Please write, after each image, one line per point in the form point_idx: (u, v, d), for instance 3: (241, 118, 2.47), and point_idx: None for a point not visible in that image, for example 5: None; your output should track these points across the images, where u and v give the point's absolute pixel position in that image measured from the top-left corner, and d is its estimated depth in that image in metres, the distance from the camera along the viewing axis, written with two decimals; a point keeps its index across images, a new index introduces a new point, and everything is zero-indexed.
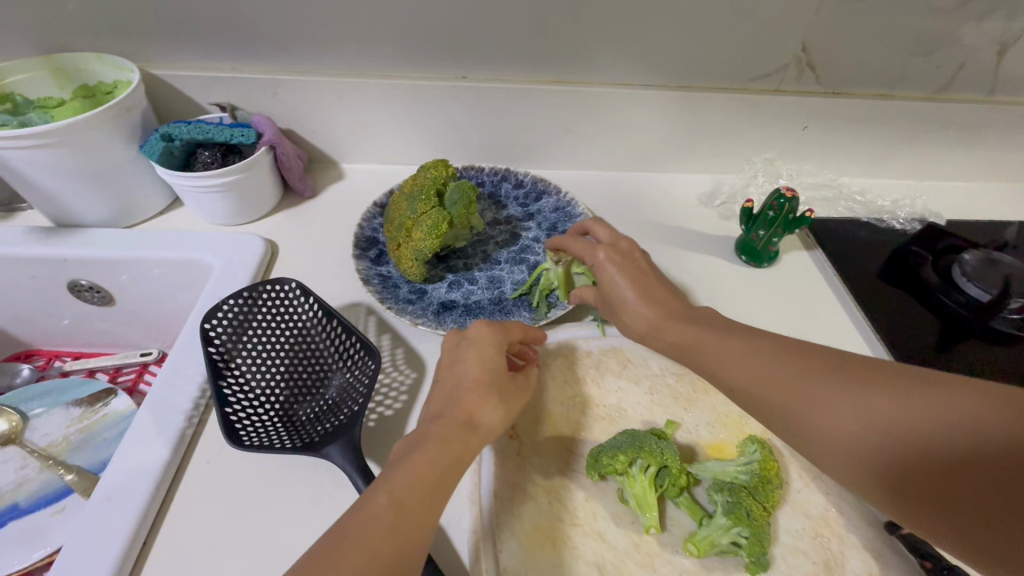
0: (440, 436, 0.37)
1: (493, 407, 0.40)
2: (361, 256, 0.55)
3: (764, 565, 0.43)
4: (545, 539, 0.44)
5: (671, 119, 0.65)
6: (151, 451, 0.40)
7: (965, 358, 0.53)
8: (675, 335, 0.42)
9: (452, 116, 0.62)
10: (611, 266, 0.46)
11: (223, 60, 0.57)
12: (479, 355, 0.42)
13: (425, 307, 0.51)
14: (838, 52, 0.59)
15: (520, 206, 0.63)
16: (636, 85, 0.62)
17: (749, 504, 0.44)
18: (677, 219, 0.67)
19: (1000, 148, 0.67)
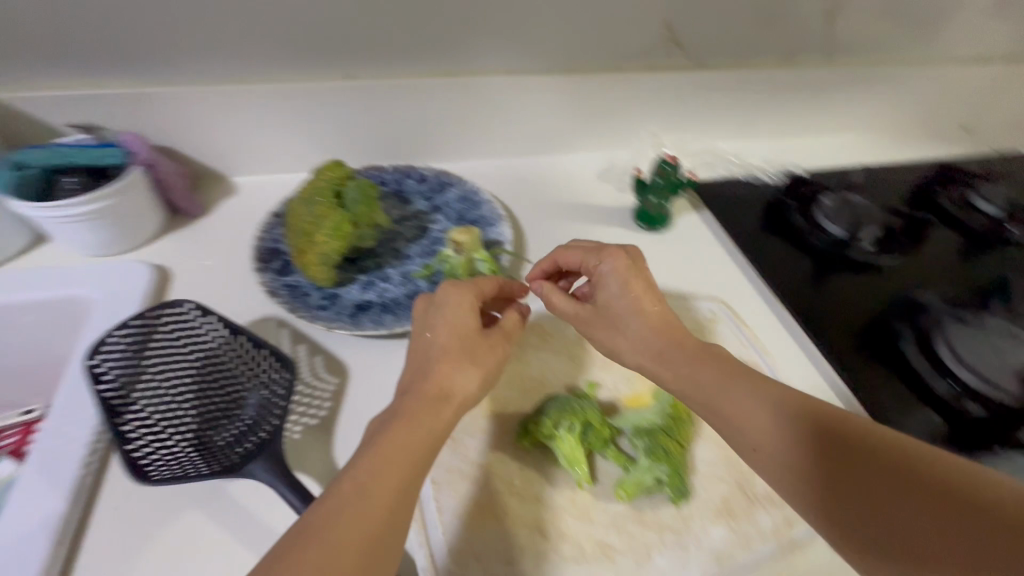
0: (413, 419, 0.35)
1: (465, 375, 0.39)
2: (263, 268, 0.52)
3: (685, 495, 0.39)
4: (485, 514, 0.39)
5: (555, 100, 0.68)
6: (45, 505, 0.37)
7: (834, 289, 0.59)
8: (657, 348, 0.40)
9: (339, 117, 0.63)
10: (614, 278, 0.43)
11: (84, 80, 0.56)
12: (448, 321, 0.40)
13: (340, 311, 0.50)
14: (697, 28, 0.67)
15: (426, 200, 0.63)
16: (520, 71, 0.65)
17: (666, 442, 0.40)
18: (574, 196, 0.69)
19: (835, 108, 0.80)
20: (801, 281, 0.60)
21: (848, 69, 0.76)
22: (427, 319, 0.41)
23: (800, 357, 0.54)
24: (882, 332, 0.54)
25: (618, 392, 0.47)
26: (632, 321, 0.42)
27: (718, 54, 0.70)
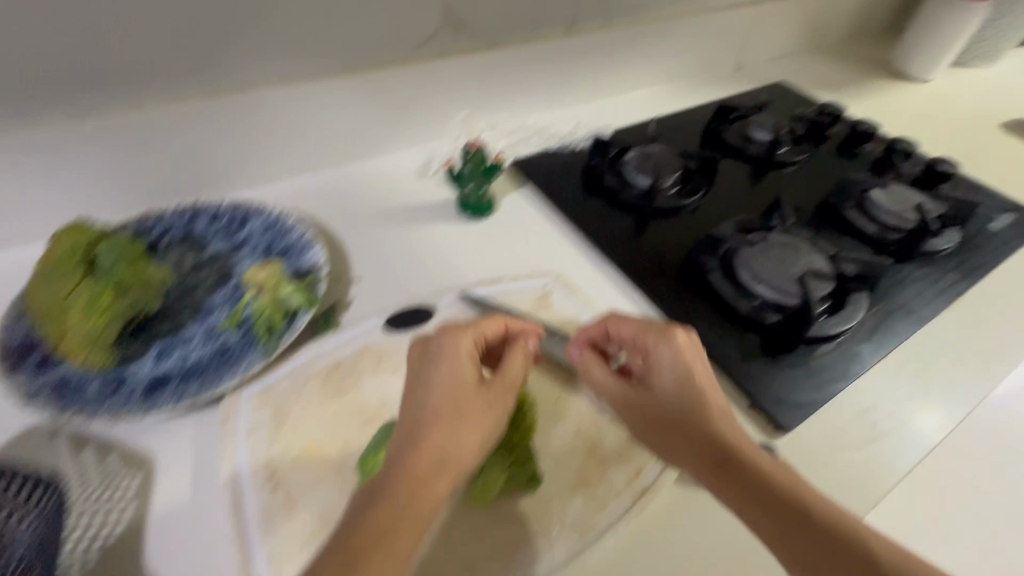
0: (397, 480, 0.34)
1: (463, 442, 0.37)
2: (13, 370, 0.42)
3: (536, 480, 0.39)
4: None
5: (352, 102, 0.64)
6: None
7: (652, 239, 0.63)
8: (680, 412, 0.40)
9: (93, 164, 0.54)
10: (673, 356, 0.42)
11: None
12: (445, 376, 0.39)
13: (129, 395, 0.42)
14: (478, 9, 0.67)
15: (226, 238, 0.55)
16: (303, 78, 0.61)
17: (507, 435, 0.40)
18: (397, 197, 0.66)
19: (626, 68, 0.86)
20: (623, 239, 0.63)
21: (629, 29, 0.82)
22: (432, 370, 0.40)
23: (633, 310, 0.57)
24: (695, 269, 0.59)
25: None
26: (668, 392, 0.41)
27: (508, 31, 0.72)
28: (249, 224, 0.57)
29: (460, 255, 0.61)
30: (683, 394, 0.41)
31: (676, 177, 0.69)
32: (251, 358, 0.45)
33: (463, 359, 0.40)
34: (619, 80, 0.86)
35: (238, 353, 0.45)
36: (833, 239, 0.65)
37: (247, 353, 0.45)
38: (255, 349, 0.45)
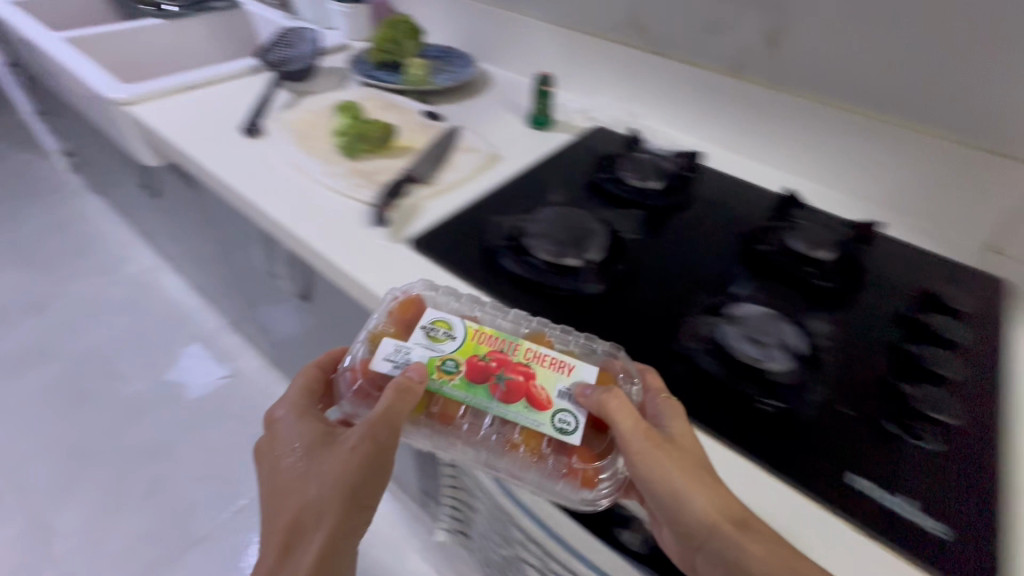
0: (294, 488, 0.50)
1: (316, 496, 0.49)
2: (357, 59, 1.05)
3: (349, 147, 0.76)
4: (306, 131, 0.83)
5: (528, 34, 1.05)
6: (240, 63, 1.01)
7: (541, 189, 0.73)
8: (704, 462, 0.43)
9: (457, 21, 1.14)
10: (667, 408, 0.46)
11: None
12: (299, 428, 0.52)
13: (367, 74, 1.02)
14: (667, 24, 0.86)
15: (453, 66, 1.05)
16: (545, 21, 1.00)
17: (358, 137, 0.77)
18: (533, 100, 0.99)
19: (821, 146, 0.78)
20: (556, 176, 0.77)
21: (837, 112, 0.75)
22: (302, 429, 0.52)
23: (456, 199, 0.72)
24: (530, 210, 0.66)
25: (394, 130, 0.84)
26: (684, 436, 0.44)
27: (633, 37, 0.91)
28: (463, 66, 1.06)
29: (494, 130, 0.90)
30: (693, 442, 0.44)
31: (649, 182, 0.73)
32: (393, 81, 0.98)
33: (303, 433, 0.52)
34: (786, 137, 0.80)
35: (392, 78, 0.99)
36: (657, 281, 0.60)
37: (394, 80, 0.98)
38: (399, 79, 0.98)
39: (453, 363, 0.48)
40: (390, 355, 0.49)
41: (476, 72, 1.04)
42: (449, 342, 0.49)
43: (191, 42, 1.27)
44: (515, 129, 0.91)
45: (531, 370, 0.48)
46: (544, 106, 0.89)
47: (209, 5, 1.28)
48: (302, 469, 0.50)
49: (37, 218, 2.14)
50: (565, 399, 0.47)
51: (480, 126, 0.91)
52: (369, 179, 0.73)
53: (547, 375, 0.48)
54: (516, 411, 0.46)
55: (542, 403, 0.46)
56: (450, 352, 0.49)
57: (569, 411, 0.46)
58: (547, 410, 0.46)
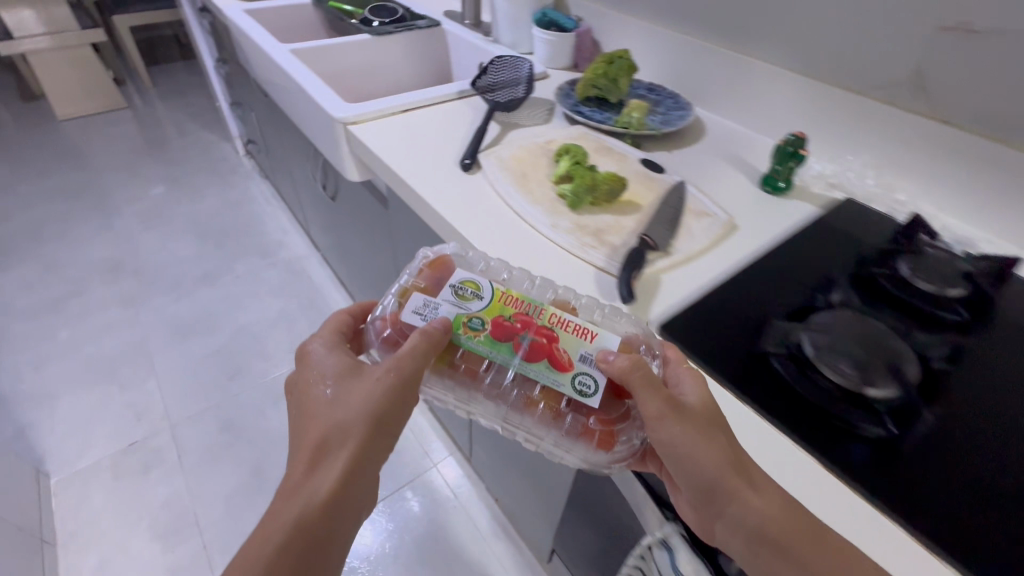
0: (319, 412, 0.55)
1: (345, 418, 0.54)
2: (563, 89, 1.00)
3: (576, 200, 0.70)
4: (523, 172, 0.78)
5: (756, 80, 0.94)
6: (450, 88, 1.00)
7: (802, 283, 0.61)
8: (716, 420, 0.47)
9: (668, 58, 1.06)
10: (689, 376, 0.49)
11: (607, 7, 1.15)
12: (328, 366, 0.57)
13: (573, 108, 0.96)
14: (967, 91, 0.71)
15: (665, 108, 0.97)
16: (784, 68, 0.89)
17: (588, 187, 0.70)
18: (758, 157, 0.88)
19: None
20: (811, 261, 0.65)
21: None
22: (335, 367, 0.57)
23: (699, 277, 0.62)
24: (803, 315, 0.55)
25: None
26: (695, 403, 0.47)
27: (911, 98, 0.77)
28: (677, 111, 0.97)
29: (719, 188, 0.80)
30: (705, 403, 0.47)
31: (947, 290, 0.59)
32: (604, 123, 0.91)
33: (333, 368, 0.57)
34: None
35: (603, 119, 0.93)
36: (998, 443, 0.47)
37: (606, 121, 0.92)
38: (610, 122, 0.92)
39: (480, 321, 0.54)
40: (421, 306, 0.56)
41: (691, 116, 0.94)
42: (475, 300, 0.56)
43: (390, 58, 1.31)
44: (742, 190, 0.80)
45: (555, 334, 0.53)
46: (786, 170, 0.78)
47: (411, 24, 1.31)
48: (339, 397, 0.55)
49: (214, 195, 2.38)
50: (586, 363, 0.52)
51: (702, 181, 0.82)
52: (597, 237, 0.67)
53: (570, 340, 0.53)
54: (538, 368, 0.51)
55: (563, 364, 0.51)
56: (481, 314, 0.55)
57: (591, 375, 0.51)
58: (568, 371, 0.51)
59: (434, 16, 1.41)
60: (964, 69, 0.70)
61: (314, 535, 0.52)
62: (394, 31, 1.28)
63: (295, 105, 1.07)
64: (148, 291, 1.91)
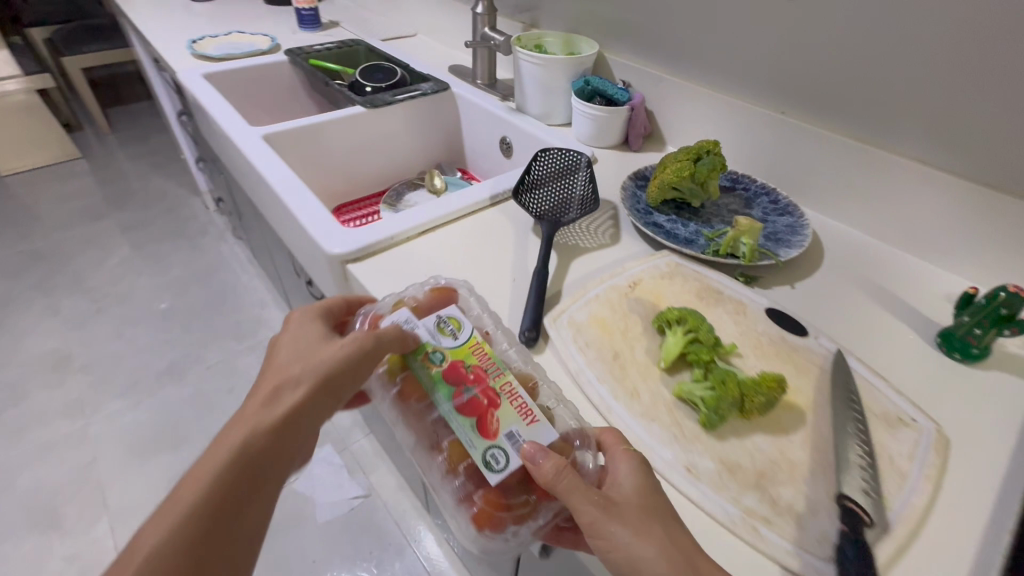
0: (283, 366, 0.48)
1: (301, 375, 0.46)
2: (631, 186, 0.77)
3: (712, 421, 0.45)
4: (610, 346, 0.54)
5: (887, 178, 0.71)
6: (476, 195, 0.76)
7: None
8: (655, 510, 0.40)
9: (753, 137, 0.84)
10: (625, 466, 0.42)
11: (663, 71, 0.93)
12: (307, 330, 0.52)
13: (644, 220, 0.73)
14: None
15: (763, 214, 0.75)
16: (929, 165, 0.67)
17: (732, 393, 0.46)
18: (904, 290, 0.66)
19: None
20: None
21: None
22: (307, 333, 0.51)
23: (949, 567, 0.39)
24: None
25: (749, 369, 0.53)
26: (627, 492, 0.41)
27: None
28: (782, 217, 0.74)
29: (880, 355, 0.57)
30: (640, 498, 0.41)
31: None
32: (696, 249, 0.68)
33: (305, 335, 0.51)
34: None
35: (693, 241, 0.69)
36: None
37: (697, 246, 0.68)
38: (703, 247, 0.68)
39: (442, 354, 0.51)
40: (404, 318, 0.53)
41: (806, 223, 0.71)
42: (451, 337, 0.52)
43: (390, 131, 1.06)
44: (915, 356, 0.57)
45: (498, 401, 0.48)
46: (982, 333, 0.54)
47: (414, 90, 1.07)
48: (297, 352, 0.49)
49: (181, 263, 2.09)
50: (512, 443, 0.45)
51: (855, 343, 0.58)
52: (766, 493, 0.42)
53: (508, 412, 0.47)
54: (463, 424, 0.47)
55: (490, 432, 0.46)
56: (447, 349, 0.51)
57: (502, 454, 0.45)
58: (488, 440, 0.45)
59: (439, 75, 1.17)
60: None
61: (234, 490, 0.41)
62: (395, 101, 1.03)
63: (275, 216, 0.81)
64: (101, 392, 1.60)
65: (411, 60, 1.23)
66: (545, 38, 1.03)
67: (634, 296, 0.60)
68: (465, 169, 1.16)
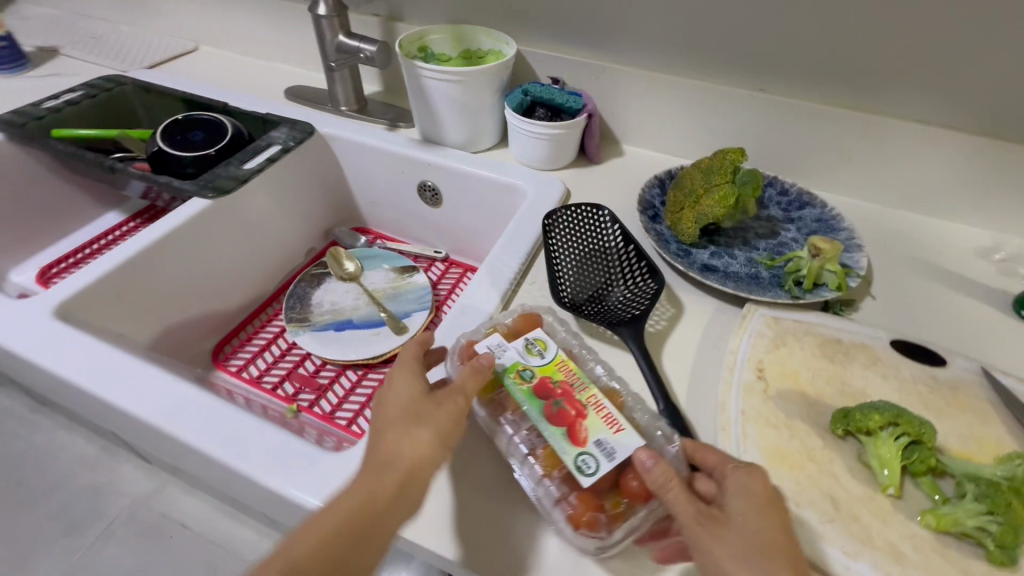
0: (389, 437, 0.36)
1: (413, 451, 0.35)
2: (650, 222, 0.62)
3: (1013, 559, 0.36)
4: (814, 488, 0.40)
5: (888, 144, 0.65)
6: (488, 297, 0.53)
7: None
8: (775, 543, 0.31)
9: (727, 122, 0.71)
10: (743, 483, 0.34)
11: (596, 56, 0.74)
12: (398, 380, 0.39)
13: (691, 264, 0.58)
14: None
15: (782, 211, 0.66)
16: (935, 124, 0.63)
17: (1015, 510, 0.36)
18: (943, 259, 0.64)
19: None
20: None
21: None
22: (403, 374, 0.39)
23: None
24: None
25: (947, 442, 0.44)
26: (746, 523, 0.32)
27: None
28: (804, 211, 0.66)
29: (993, 351, 0.53)
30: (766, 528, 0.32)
31: None
32: (772, 289, 0.56)
33: (404, 381, 0.39)
34: None
35: (762, 280, 0.57)
36: None
37: (771, 285, 0.56)
38: (776, 283, 0.57)
39: (531, 371, 0.40)
40: (494, 343, 0.42)
41: (833, 212, 0.64)
42: (537, 356, 0.41)
43: (253, 217, 0.72)
44: (1013, 337, 0.55)
45: (588, 411, 0.38)
46: None
47: (267, 143, 0.73)
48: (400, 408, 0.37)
49: None
50: (607, 452, 0.36)
51: (967, 345, 0.54)
52: None
53: (600, 424, 0.37)
54: (548, 432, 0.37)
55: (578, 440, 0.36)
56: (535, 367, 0.40)
57: (593, 466, 0.35)
58: (578, 445, 0.36)
59: (279, 108, 0.82)
60: None
61: None
62: (250, 170, 0.69)
63: (166, 451, 0.48)
64: None
65: (223, 95, 0.84)
66: (428, 35, 0.77)
67: (774, 391, 0.46)
68: (363, 227, 0.87)
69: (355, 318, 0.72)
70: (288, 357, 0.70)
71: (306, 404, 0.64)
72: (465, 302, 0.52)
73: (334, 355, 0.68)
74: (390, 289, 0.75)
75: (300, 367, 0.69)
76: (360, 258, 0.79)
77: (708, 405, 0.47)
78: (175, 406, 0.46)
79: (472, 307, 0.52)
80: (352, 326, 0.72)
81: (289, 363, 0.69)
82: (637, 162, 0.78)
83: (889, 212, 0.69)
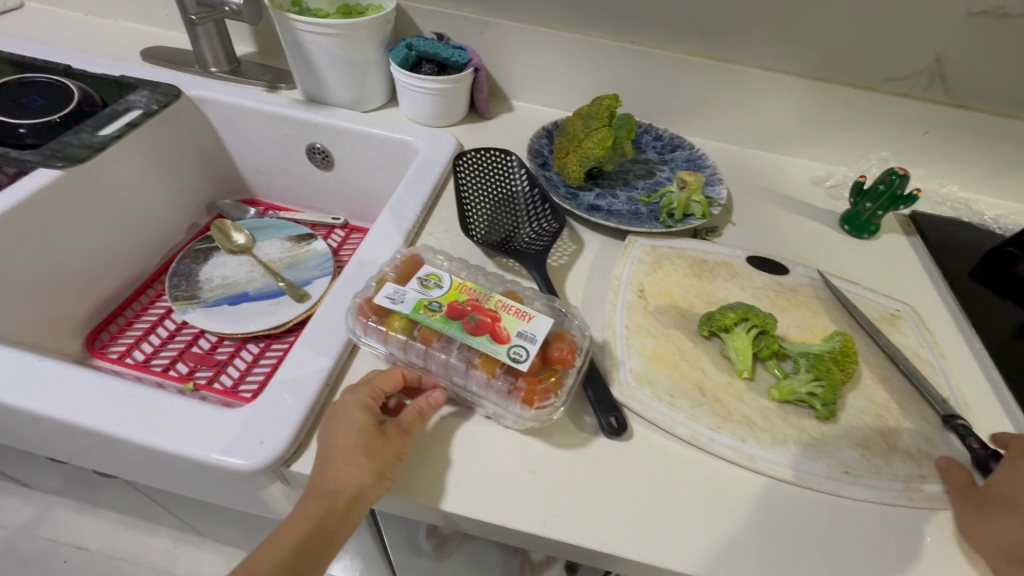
0: (338, 468, 0.36)
1: (357, 489, 0.36)
2: (540, 168, 0.65)
3: (834, 412, 0.44)
4: (686, 380, 0.47)
5: (740, 89, 0.73)
6: (390, 242, 0.54)
7: None
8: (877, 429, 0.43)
9: (601, 74, 0.76)
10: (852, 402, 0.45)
11: (477, 9, 0.75)
12: (354, 406, 0.39)
13: (579, 205, 0.62)
14: (971, 68, 0.66)
15: (658, 154, 0.73)
16: (775, 70, 0.72)
17: (835, 373, 0.45)
18: (788, 189, 0.74)
19: None
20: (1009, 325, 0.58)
21: None
22: (361, 404, 0.39)
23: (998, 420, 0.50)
24: None
25: (789, 333, 0.52)
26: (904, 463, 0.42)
27: (926, 87, 0.69)
28: (676, 152, 0.72)
29: (825, 259, 0.64)
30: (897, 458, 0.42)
31: None
32: (650, 222, 0.62)
33: (360, 411, 0.39)
34: None
35: (641, 216, 0.63)
36: None
37: (648, 219, 0.62)
38: (654, 218, 0.62)
39: (438, 302, 0.43)
40: (392, 293, 0.43)
41: (700, 152, 0.71)
42: (434, 287, 0.44)
43: (117, 189, 0.65)
44: (839, 247, 0.66)
45: (498, 313, 0.43)
46: (871, 208, 0.64)
47: (126, 108, 0.66)
48: (354, 435, 0.37)
49: None
50: (529, 337, 0.41)
51: (805, 257, 0.63)
52: (901, 451, 0.44)
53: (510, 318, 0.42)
54: (476, 343, 0.40)
55: (501, 338, 0.41)
56: (439, 297, 0.43)
57: (525, 349, 0.40)
58: (505, 343, 0.40)
59: (134, 70, 0.74)
60: (975, 47, 0.65)
61: None
62: (107, 136, 0.63)
63: (42, 438, 0.44)
64: None
65: (64, 56, 0.74)
66: None
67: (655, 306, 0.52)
68: (252, 198, 0.82)
69: (251, 292, 0.69)
70: (179, 337, 0.65)
71: (204, 381, 0.61)
72: (370, 246, 0.53)
73: (231, 329, 0.64)
74: (287, 261, 0.72)
75: (194, 345, 0.64)
76: (251, 229, 0.75)
77: (598, 325, 0.52)
78: (37, 385, 0.42)
79: (373, 250, 0.53)
80: (248, 302, 0.68)
81: (181, 343, 0.65)
82: (525, 117, 0.81)
83: (745, 152, 0.79)
